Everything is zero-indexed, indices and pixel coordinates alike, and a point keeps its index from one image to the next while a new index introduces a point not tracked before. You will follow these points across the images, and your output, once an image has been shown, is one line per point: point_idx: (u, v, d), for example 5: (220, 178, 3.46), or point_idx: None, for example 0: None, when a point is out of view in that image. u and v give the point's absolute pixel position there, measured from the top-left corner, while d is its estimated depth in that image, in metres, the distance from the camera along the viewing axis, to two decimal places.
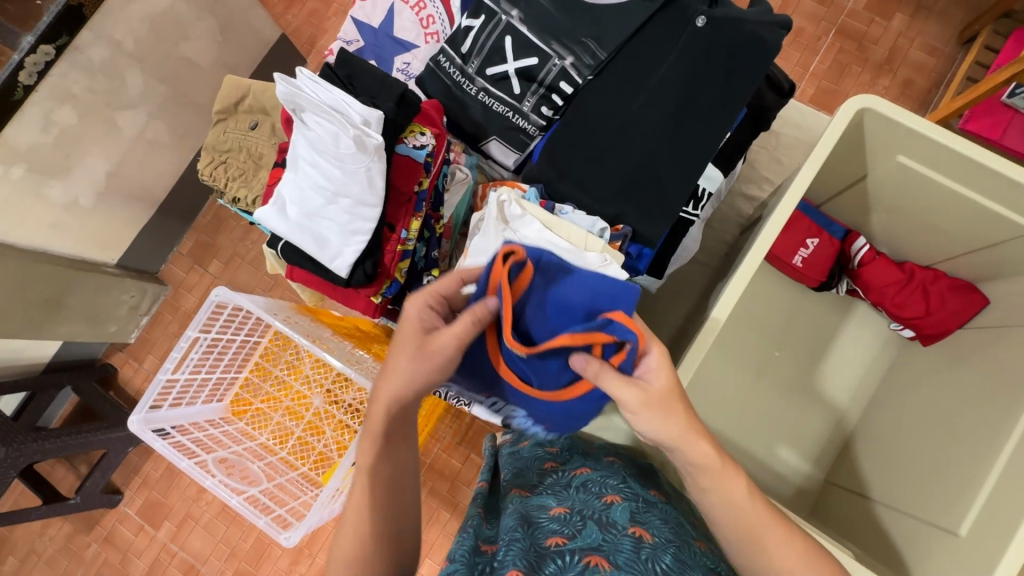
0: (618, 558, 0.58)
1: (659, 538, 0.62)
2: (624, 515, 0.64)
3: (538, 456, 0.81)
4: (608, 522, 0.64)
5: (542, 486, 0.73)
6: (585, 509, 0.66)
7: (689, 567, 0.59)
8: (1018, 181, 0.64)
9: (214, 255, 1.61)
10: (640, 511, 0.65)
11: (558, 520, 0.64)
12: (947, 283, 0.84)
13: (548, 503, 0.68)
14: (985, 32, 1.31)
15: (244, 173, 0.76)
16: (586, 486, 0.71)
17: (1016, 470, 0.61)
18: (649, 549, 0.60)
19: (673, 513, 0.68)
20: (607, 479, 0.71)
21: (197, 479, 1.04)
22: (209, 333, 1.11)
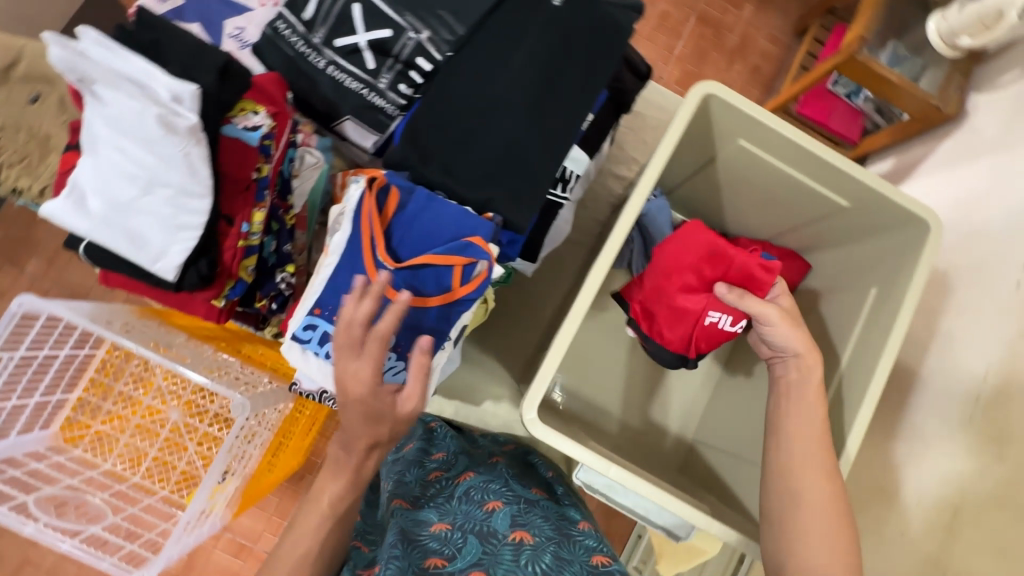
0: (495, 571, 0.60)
1: (541, 538, 0.65)
2: (505, 522, 0.66)
3: (419, 463, 0.79)
4: (490, 532, 0.65)
5: (424, 497, 0.73)
6: (467, 522, 0.67)
7: (568, 561, 0.63)
8: (832, 164, 0.72)
9: (31, 252, 1.35)
10: (522, 513, 0.69)
11: (438, 539, 0.65)
12: (679, 265, 0.79)
13: (430, 517, 0.69)
14: (815, 26, 1.47)
15: (27, 156, 0.61)
16: (469, 494, 0.71)
17: (836, 418, 0.71)
18: (529, 551, 0.62)
19: (554, 508, 0.73)
20: (488, 485, 0.72)
21: (14, 527, 0.85)
22: (18, 351, 0.91)
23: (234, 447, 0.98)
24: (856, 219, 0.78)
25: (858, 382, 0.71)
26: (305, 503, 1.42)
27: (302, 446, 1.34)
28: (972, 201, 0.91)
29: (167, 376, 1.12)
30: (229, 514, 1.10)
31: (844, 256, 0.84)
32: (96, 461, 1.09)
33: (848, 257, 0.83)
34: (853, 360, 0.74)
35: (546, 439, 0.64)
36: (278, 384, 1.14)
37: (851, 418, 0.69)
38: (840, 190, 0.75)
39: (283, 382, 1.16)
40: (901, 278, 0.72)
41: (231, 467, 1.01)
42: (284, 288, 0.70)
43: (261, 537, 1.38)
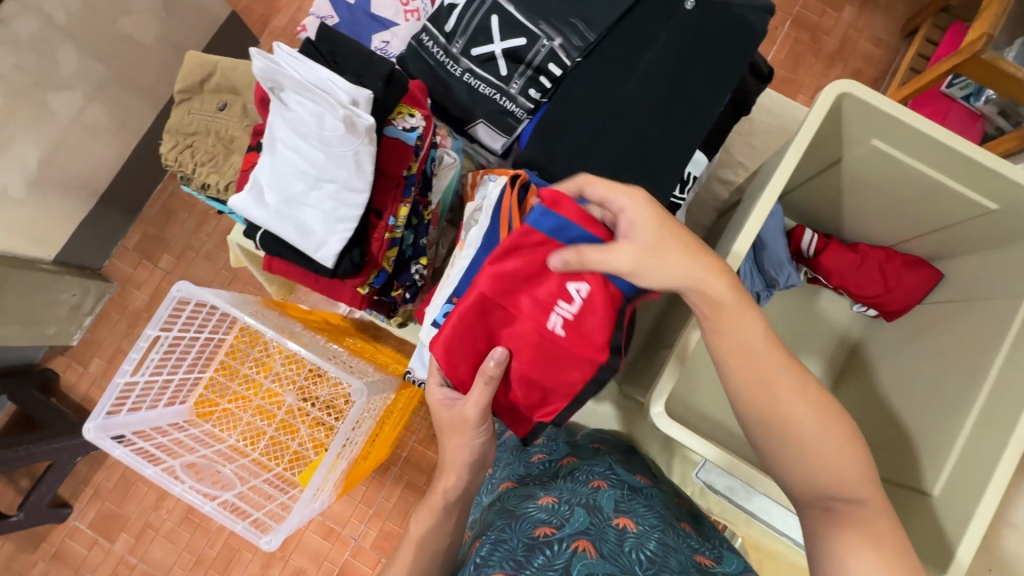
0: (603, 547, 0.59)
1: (644, 525, 0.63)
2: (610, 503, 0.66)
3: (524, 450, 0.82)
4: (595, 507, 0.65)
5: (528, 478, 0.74)
6: (573, 496, 0.67)
7: (673, 550, 0.61)
8: (983, 165, 0.68)
9: (164, 249, 1.51)
10: (625, 500, 0.67)
11: (546, 510, 0.65)
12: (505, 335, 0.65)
13: (537, 494, 0.69)
14: (926, 25, 1.39)
15: (213, 157, 0.70)
16: (574, 474, 0.73)
17: (979, 434, 0.67)
18: (634, 538, 0.61)
19: (659, 497, 0.70)
20: (593, 467, 0.73)
21: (164, 486, 0.97)
22: (171, 331, 1.04)
23: (347, 431, 1.06)
24: (1004, 222, 0.73)
25: (1010, 396, 0.65)
26: (391, 492, 1.49)
27: (390, 439, 1.40)
28: None
29: (285, 362, 1.22)
30: (335, 495, 1.17)
31: (984, 263, 0.78)
32: (223, 436, 1.19)
33: (989, 264, 0.77)
34: (1001, 373, 0.68)
35: (672, 433, 0.64)
36: (383, 374, 1.21)
37: (1002, 434, 0.63)
38: (986, 192, 0.71)
39: (385, 372, 1.24)
40: None
41: (342, 449, 1.09)
42: (418, 279, 0.75)
43: (351, 522, 1.46)
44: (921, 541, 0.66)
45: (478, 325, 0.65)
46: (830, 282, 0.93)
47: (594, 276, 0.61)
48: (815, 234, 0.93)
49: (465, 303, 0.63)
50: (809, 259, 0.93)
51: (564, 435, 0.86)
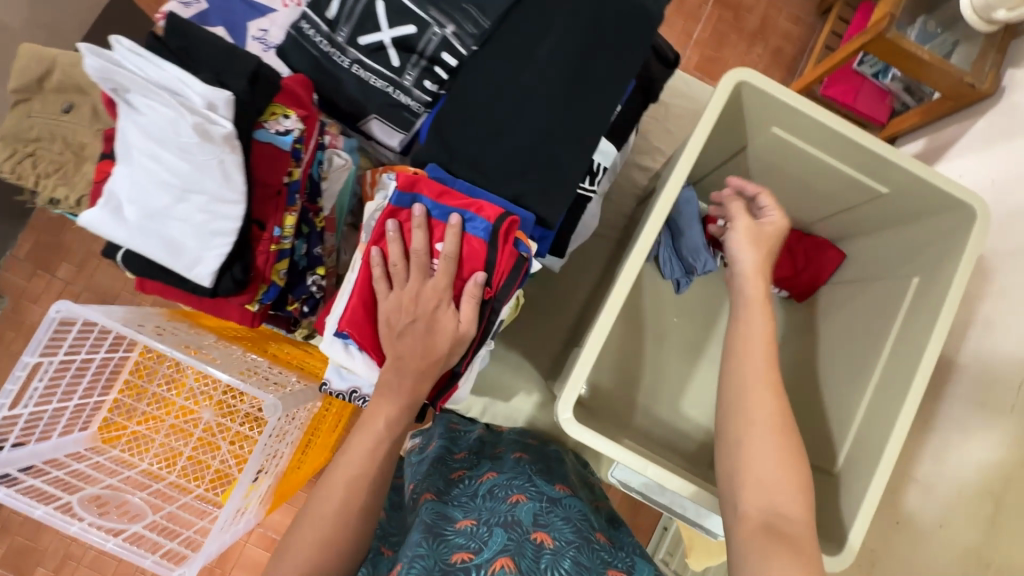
0: (522, 562, 0.58)
1: (562, 540, 0.63)
2: (528, 516, 0.65)
3: (444, 463, 0.79)
4: (514, 523, 0.64)
5: (447, 494, 0.71)
6: (492, 516, 0.65)
7: (587, 569, 0.60)
8: (873, 150, 0.69)
9: (62, 258, 1.37)
10: (544, 512, 0.67)
11: (465, 534, 0.63)
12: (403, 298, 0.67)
13: (455, 514, 0.67)
14: (839, 4, 1.43)
15: (62, 167, 0.62)
16: (492, 492, 0.71)
17: (876, 410, 0.70)
18: (550, 555, 0.60)
19: (578, 507, 0.69)
20: (512, 482, 0.72)
21: (60, 527, 0.88)
22: (55, 356, 0.94)
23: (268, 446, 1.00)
24: (896, 203, 0.75)
25: (902, 372, 0.69)
26: None
27: (327, 445, 1.35)
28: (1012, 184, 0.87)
29: (198, 377, 1.13)
30: (263, 512, 1.11)
31: (881, 242, 0.81)
32: (134, 461, 1.11)
33: (885, 243, 0.80)
34: (894, 350, 0.71)
35: (582, 439, 0.64)
36: (307, 382, 1.15)
37: (895, 409, 0.66)
38: (878, 176, 0.73)
39: (311, 380, 1.18)
40: (945, 263, 0.69)
41: (265, 466, 1.03)
42: (315, 290, 0.71)
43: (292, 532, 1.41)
44: (826, 515, 0.69)
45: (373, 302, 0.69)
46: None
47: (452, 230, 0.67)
48: None
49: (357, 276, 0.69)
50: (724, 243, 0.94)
51: (487, 447, 0.85)
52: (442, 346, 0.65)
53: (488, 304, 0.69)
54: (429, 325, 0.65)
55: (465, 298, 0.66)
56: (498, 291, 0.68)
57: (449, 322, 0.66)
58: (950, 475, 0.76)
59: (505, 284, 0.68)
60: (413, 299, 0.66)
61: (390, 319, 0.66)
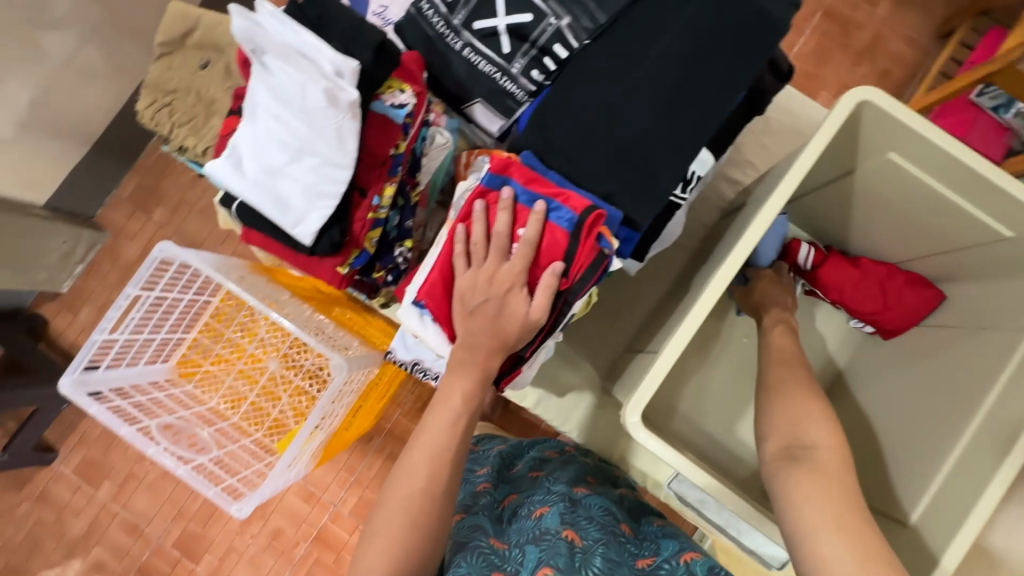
0: (559, 564, 0.59)
1: (589, 539, 0.64)
2: (554, 520, 0.66)
3: (468, 488, 0.80)
4: (542, 534, 0.65)
5: (475, 516, 0.73)
6: (520, 536, 0.67)
7: (617, 565, 0.62)
8: (1004, 189, 0.64)
9: (158, 202, 1.48)
10: (568, 513, 0.68)
11: (500, 555, 0.65)
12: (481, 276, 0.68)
13: (486, 534, 0.69)
14: (964, 28, 1.32)
15: (192, 118, 0.67)
16: (519, 512, 0.72)
17: (963, 467, 0.65)
18: (581, 554, 0.62)
19: (599, 504, 0.71)
20: (533, 497, 0.73)
21: (140, 447, 0.96)
22: (152, 291, 1.02)
23: (327, 405, 1.05)
24: (1018, 250, 0.69)
25: (998, 432, 0.64)
26: (372, 463, 1.49)
27: (374, 412, 1.40)
28: None
29: (269, 329, 1.20)
30: (313, 465, 1.17)
31: (992, 289, 0.75)
32: (204, 397, 1.19)
33: (996, 290, 0.74)
34: (991, 406, 0.66)
35: (645, 443, 0.64)
36: (367, 349, 1.20)
37: (986, 470, 0.62)
38: (1003, 219, 0.68)
39: (371, 347, 1.22)
40: None
41: (321, 422, 1.08)
42: (401, 262, 0.73)
43: (331, 489, 1.47)
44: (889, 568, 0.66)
45: (450, 277, 0.69)
46: (825, 296, 0.91)
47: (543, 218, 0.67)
48: (811, 248, 0.90)
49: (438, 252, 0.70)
50: (808, 271, 0.91)
51: (507, 467, 0.87)
52: (509, 330, 0.66)
53: (561, 296, 0.68)
54: (501, 306, 0.65)
55: (539, 286, 0.65)
56: (574, 284, 0.67)
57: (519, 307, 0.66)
58: None
59: (583, 278, 0.67)
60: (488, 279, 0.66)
61: (463, 295, 0.67)
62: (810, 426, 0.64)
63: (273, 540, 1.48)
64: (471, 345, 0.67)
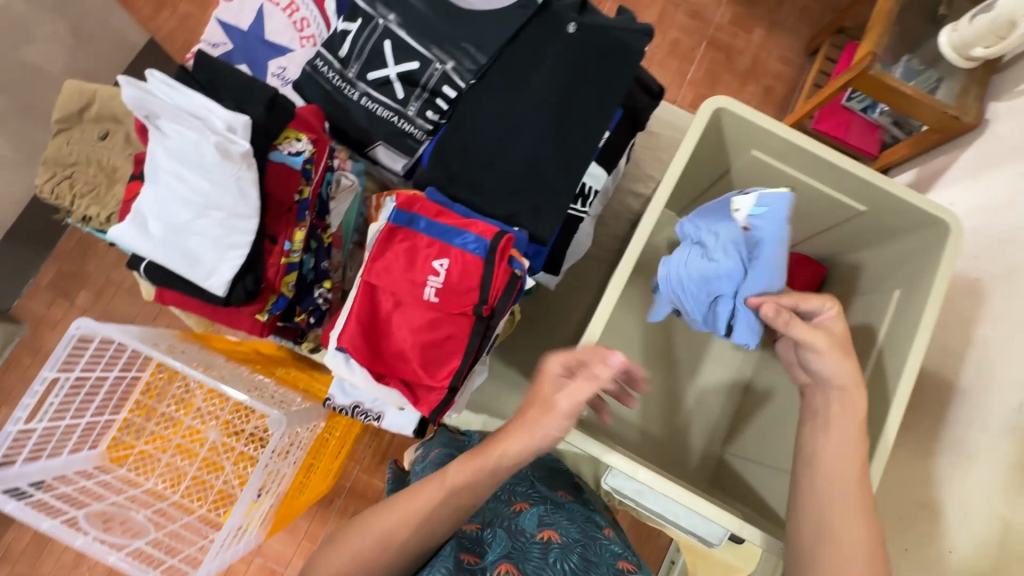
0: (526, 567, 0.63)
1: (567, 538, 0.68)
2: (533, 521, 0.69)
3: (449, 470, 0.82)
4: (518, 530, 0.68)
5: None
6: (495, 518, 0.71)
7: (593, 565, 0.65)
8: (847, 170, 0.74)
9: (82, 285, 1.43)
10: (548, 514, 0.71)
11: (470, 537, 0.68)
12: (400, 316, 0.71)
13: (461, 517, 0.71)
14: (826, 45, 1.51)
15: (94, 188, 0.68)
16: (497, 495, 0.75)
17: (865, 421, 0.71)
18: (557, 551, 0.65)
19: (581, 511, 0.74)
20: (516, 487, 0.76)
21: (65, 540, 0.90)
22: (72, 372, 0.98)
23: (269, 464, 1.01)
24: (877, 222, 0.79)
25: (886, 383, 0.70)
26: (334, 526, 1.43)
27: (331, 471, 1.35)
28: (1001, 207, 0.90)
29: (206, 397, 1.16)
30: (263, 534, 1.11)
31: (868, 259, 0.83)
32: (140, 480, 1.13)
33: (871, 260, 0.83)
34: (879, 362, 0.73)
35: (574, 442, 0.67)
36: (311, 403, 1.17)
37: (881, 421, 0.68)
38: (856, 195, 0.77)
39: (315, 401, 1.20)
40: (923, 278, 0.72)
41: (265, 484, 1.03)
42: (322, 303, 0.75)
43: (292, 561, 1.39)
44: None
45: (370, 322, 0.71)
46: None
47: (451, 249, 0.70)
48: None
49: (354, 297, 0.71)
50: None
51: None
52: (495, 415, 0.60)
53: (485, 322, 0.71)
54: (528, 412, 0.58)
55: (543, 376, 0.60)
56: (494, 307, 0.71)
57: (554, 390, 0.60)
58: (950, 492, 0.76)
59: (501, 300, 0.70)
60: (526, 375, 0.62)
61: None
62: (823, 432, 0.62)
63: None
64: None
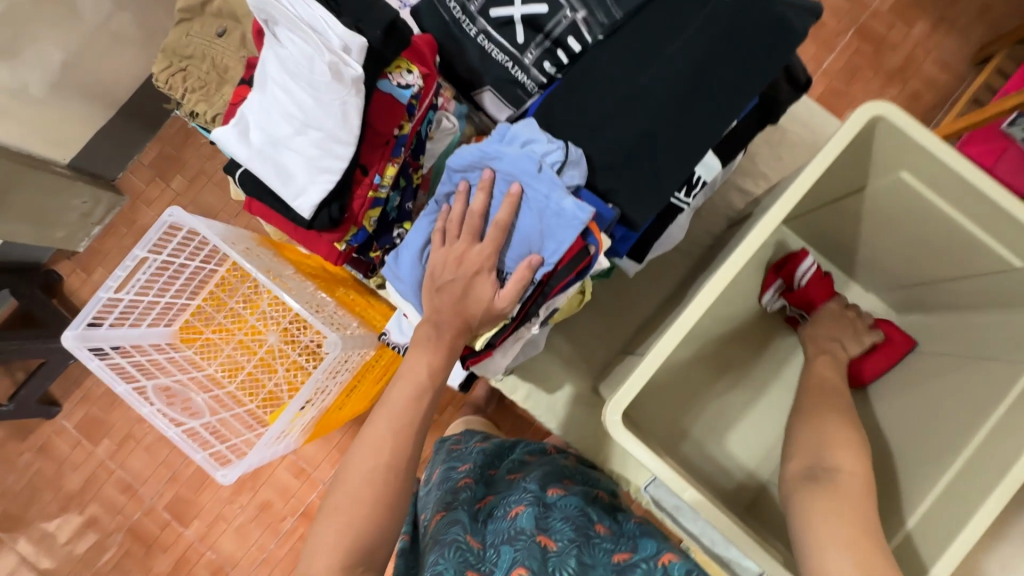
0: (532, 565, 0.59)
1: (563, 541, 0.65)
2: (530, 522, 0.66)
3: (448, 478, 0.81)
4: (517, 534, 0.65)
5: (454, 507, 0.73)
6: (496, 537, 0.67)
7: (590, 566, 0.64)
8: (1012, 217, 0.63)
9: (177, 170, 1.51)
10: (542, 516, 0.68)
11: (474, 554, 0.65)
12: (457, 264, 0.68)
13: (462, 529, 0.68)
14: (1001, 56, 1.29)
15: (205, 85, 0.68)
16: (495, 514, 0.72)
17: (951, 496, 0.64)
18: (556, 555, 0.63)
19: (574, 505, 0.72)
20: (509, 499, 0.73)
21: (134, 405, 0.99)
22: (160, 255, 1.04)
23: (319, 380, 1.06)
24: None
25: (987, 469, 0.62)
26: None
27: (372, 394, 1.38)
28: None
29: (272, 303, 1.21)
30: (301, 440, 1.17)
31: (1002, 320, 0.73)
32: (202, 364, 1.20)
33: (1007, 321, 0.72)
34: (982, 442, 0.65)
35: (624, 445, 0.64)
36: (366, 330, 1.21)
37: (973, 503, 0.61)
38: (1013, 248, 0.66)
39: (369, 329, 1.23)
40: None
41: (312, 398, 1.08)
42: (398, 242, 0.74)
43: (321, 466, 1.47)
44: None
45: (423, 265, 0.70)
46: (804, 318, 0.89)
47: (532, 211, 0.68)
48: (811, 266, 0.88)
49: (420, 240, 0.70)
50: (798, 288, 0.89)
51: (487, 466, 0.86)
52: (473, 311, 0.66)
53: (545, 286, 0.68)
54: (466, 288, 0.66)
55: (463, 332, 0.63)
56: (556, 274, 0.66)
57: (485, 292, 0.66)
58: None
59: (566, 268, 0.65)
60: (458, 260, 0.66)
61: (435, 273, 0.68)
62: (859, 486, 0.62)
63: (262, 512, 1.49)
64: (464, 319, 0.67)
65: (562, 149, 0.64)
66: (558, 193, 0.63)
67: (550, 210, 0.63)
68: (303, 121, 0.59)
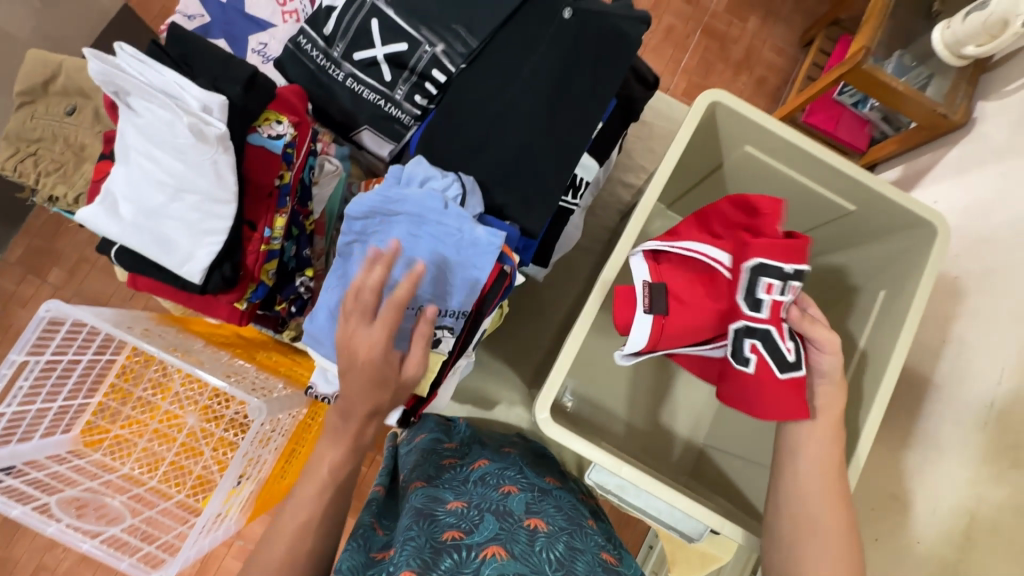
0: (513, 549, 0.59)
1: (554, 525, 0.66)
2: (520, 505, 0.67)
3: (434, 452, 0.79)
4: (505, 512, 0.66)
5: (438, 479, 0.72)
6: (483, 502, 0.67)
7: (580, 551, 0.63)
8: (836, 168, 0.73)
9: (53, 263, 1.39)
10: (535, 501, 0.70)
11: (455, 514, 0.64)
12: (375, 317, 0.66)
13: (447, 496, 0.68)
14: (820, 37, 1.49)
15: (61, 166, 0.64)
16: (484, 479, 0.73)
17: (845, 419, 0.72)
18: (544, 537, 0.62)
19: (567, 498, 0.75)
20: (504, 472, 0.75)
21: (37, 527, 0.88)
22: (42, 356, 0.95)
23: (249, 451, 1.00)
24: (867, 222, 0.79)
25: (869, 385, 0.71)
26: None
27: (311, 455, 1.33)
28: (985, 207, 0.88)
29: (184, 382, 1.15)
30: (243, 520, 1.09)
31: (855, 258, 0.84)
32: (115, 465, 1.10)
33: (859, 259, 0.83)
34: (861, 364, 0.74)
35: (558, 440, 0.66)
36: (293, 389, 1.16)
37: (861, 420, 0.69)
38: (846, 195, 0.77)
39: (297, 387, 1.18)
40: (910, 280, 0.72)
41: (246, 471, 1.02)
42: (303, 291, 0.73)
43: None
44: None
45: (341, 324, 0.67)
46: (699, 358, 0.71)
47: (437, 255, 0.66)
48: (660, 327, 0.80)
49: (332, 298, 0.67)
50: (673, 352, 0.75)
51: (477, 441, 0.87)
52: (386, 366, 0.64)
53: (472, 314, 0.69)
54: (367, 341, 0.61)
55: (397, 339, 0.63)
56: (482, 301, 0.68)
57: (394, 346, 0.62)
58: (926, 494, 0.77)
59: (489, 293, 0.68)
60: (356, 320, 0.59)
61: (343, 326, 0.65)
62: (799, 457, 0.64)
63: None
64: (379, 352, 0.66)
65: (457, 180, 0.66)
66: (469, 224, 0.63)
67: (464, 241, 0.64)
68: (176, 187, 0.58)
